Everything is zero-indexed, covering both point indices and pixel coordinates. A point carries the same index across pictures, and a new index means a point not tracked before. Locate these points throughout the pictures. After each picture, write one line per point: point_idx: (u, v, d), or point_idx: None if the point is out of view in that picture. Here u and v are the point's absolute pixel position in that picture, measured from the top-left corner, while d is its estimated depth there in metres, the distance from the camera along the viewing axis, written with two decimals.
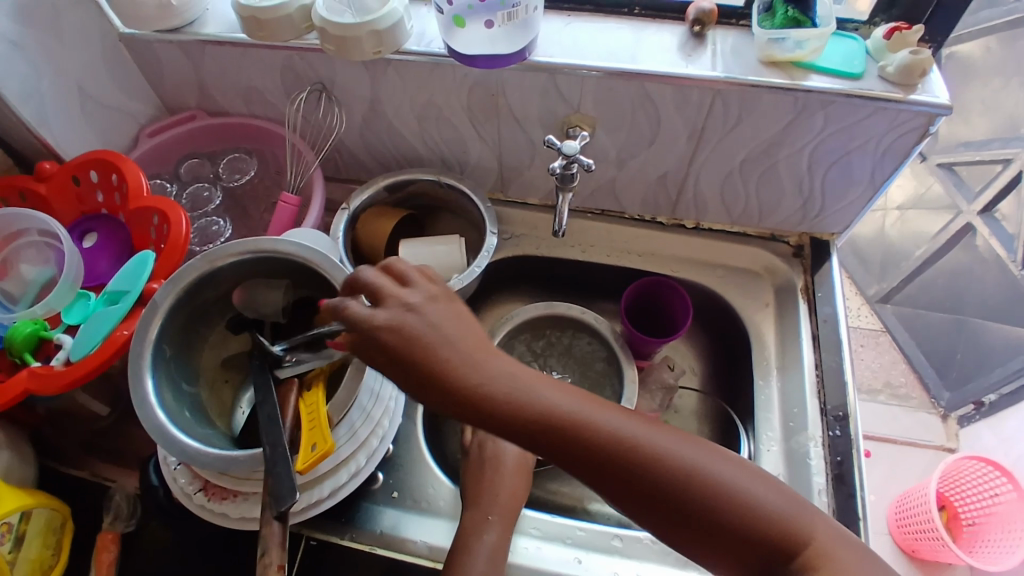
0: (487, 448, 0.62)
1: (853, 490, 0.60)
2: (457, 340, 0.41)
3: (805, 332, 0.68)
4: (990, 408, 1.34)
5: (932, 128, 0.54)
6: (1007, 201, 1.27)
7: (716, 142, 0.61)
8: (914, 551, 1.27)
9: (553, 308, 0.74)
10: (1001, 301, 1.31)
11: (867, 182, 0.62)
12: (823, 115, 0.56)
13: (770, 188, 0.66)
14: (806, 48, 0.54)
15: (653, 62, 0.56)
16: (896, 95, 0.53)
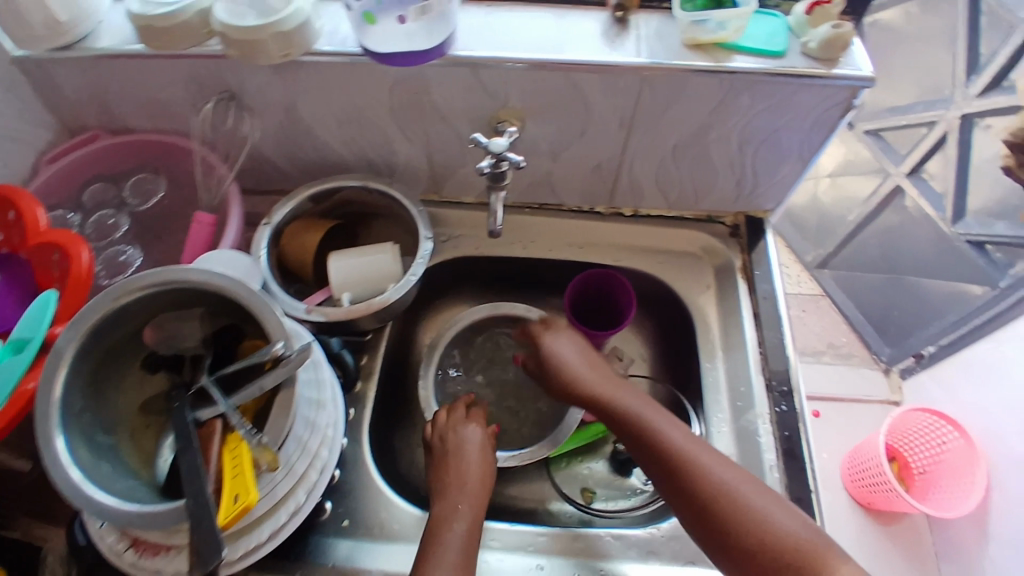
0: (449, 439, 0.60)
1: (803, 463, 0.60)
2: (572, 360, 0.63)
3: (746, 311, 0.68)
4: (929, 359, 1.41)
5: (857, 100, 0.55)
6: (934, 161, 1.31)
7: (647, 128, 0.60)
8: (869, 502, 1.33)
9: (498, 308, 0.72)
10: (932, 257, 1.36)
11: (798, 157, 0.62)
12: (750, 94, 0.55)
13: (704, 170, 0.65)
14: (728, 29, 0.53)
15: (578, 50, 0.54)
16: (819, 70, 0.53)
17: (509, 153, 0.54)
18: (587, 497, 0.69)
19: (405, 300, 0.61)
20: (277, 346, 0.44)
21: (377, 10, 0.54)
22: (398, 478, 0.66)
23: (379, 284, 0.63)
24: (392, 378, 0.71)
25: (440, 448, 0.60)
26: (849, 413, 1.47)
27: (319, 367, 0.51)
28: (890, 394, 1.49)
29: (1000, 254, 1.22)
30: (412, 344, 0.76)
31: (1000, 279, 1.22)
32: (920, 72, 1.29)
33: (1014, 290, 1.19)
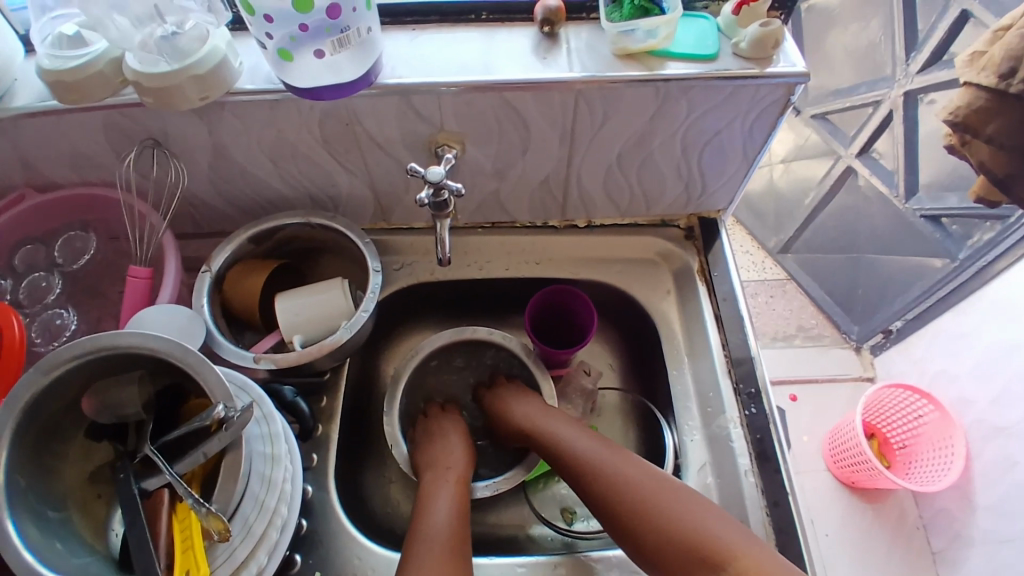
0: (433, 424, 0.68)
1: (777, 464, 0.60)
2: (517, 407, 0.65)
3: (707, 314, 0.68)
4: (898, 334, 1.43)
5: (793, 97, 0.55)
6: (882, 140, 1.33)
7: (590, 141, 0.59)
8: (853, 481, 1.34)
9: (461, 333, 0.69)
10: (889, 233, 1.38)
11: (741, 154, 0.62)
12: (686, 100, 0.55)
13: (651, 176, 0.65)
14: (657, 36, 0.52)
15: (509, 69, 0.53)
16: (752, 71, 0.52)
17: (448, 181, 0.53)
18: (570, 516, 0.68)
19: (358, 337, 0.59)
20: (217, 409, 0.43)
21: (291, 43, 0.47)
22: (372, 518, 0.65)
23: (330, 322, 0.61)
24: (356, 415, 0.69)
25: (423, 434, 0.67)
26: (824, 394, 1.48)
27: (272, 419, 0.50)
28: (862, 372, 1.51)
29: (956, 226, 1.23)
30: (375, 377, 0.74)
31: (959, 252, 1.22)
32: (860, 53, 1.31)
33: (973, 262, 1.20)
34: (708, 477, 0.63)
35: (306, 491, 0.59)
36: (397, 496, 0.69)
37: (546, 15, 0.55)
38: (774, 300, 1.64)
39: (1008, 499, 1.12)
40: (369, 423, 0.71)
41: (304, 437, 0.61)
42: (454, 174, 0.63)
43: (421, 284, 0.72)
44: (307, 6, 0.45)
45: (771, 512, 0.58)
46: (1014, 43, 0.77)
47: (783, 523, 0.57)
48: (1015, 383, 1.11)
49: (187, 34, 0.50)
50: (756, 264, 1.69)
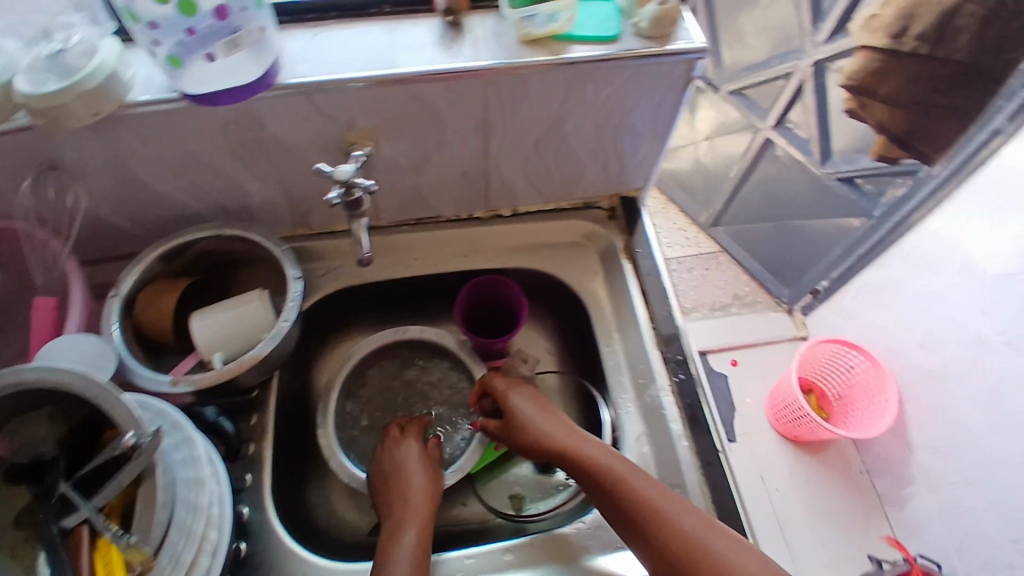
0: (385, 462, 0.69)
1: (706, 427, 0.69)
2: (539, 426, 0.68)
3: (635, 290, 0.76)
4: (825, 294, 1.51)
5: (695, 70, 0.59)
6: (796, 110, 1.41)
7: (503, 126, 0.63)
8: (796, 435, 1.40)
9: (402, 332, 0.78)
10: (809, 199, 1.48)
11: (652, 134, 0.68)
12: (592, 82, 0.59)
13: (568, 159, 0.70)
14: (557, 20, 0.56)
15: (415, 61, 0.56)
16: (653, 50, 0.57)
17: (359, 179, 0.57)
18: (518, 503, 0.75)
19: (282, 347, 0.61)
20: (127, 437, 0.42)
21: (180, 49, 0.49)
22: (308, 522, 0.68)
23: (251, 334, 0.64)
24: (291, 422, 0.71)
25: (383, 466, 0.69)
26: (764, 360, 1.55)
27: (192, 443, 0.50)
28: (796, 331, 1.60)
29: (869, 185, 1.29)
30: (309, 386, 0.77)
31: (873, 210, 1.30)
32: (768, 29, 1.38)
33: (887, 220, 1.24)
34: (644, 446, 0.71)
35: (244, 514, 0.60)
36: (343, 508, 0.73)
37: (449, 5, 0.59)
38: (709, 271, 1.75)
39: (942, 438, 1.17)
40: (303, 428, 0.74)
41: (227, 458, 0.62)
42: (370, 170, 0.66)
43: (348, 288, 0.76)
44: (191, 9, 0.47)
45: (705, 471, 0.67)
46: (903, 4, 0.89)
47: (715, 479, 0.67)
48: (942, 326, 1.16)
49: (74, 50, 0.48)
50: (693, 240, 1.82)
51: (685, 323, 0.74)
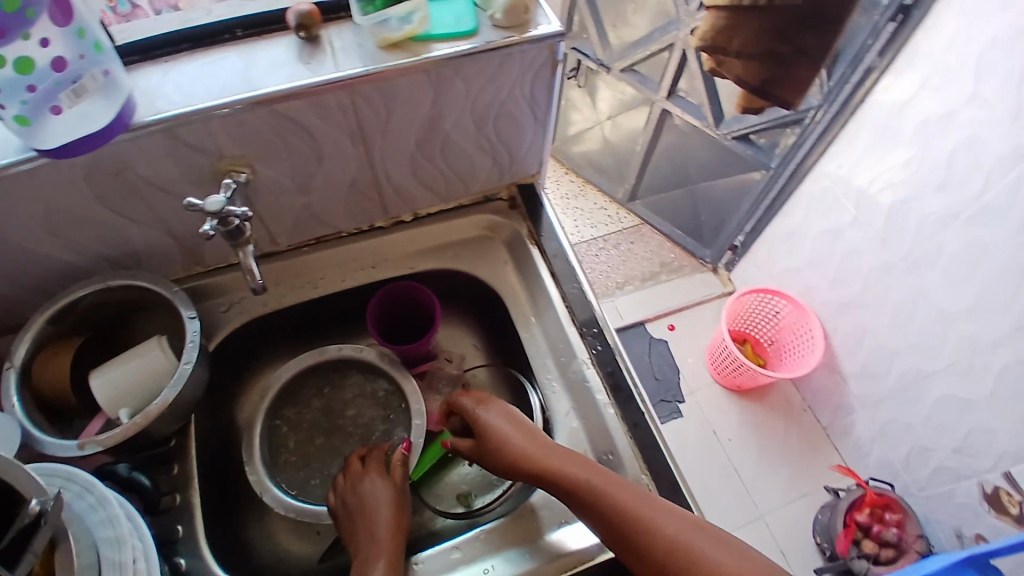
0: (350, 497, 0.75)
1: (628, 392, 0.80)
2: (509, 437, 0.74)
3: (544, 271, 0.89)
4: (742, 248, 1.79)
5: (557, 54, 0.74)
6: (683, 80, 1.54)
7: (379, 135, 0.76)
8: (738, 385, 1.66)
9: (326, 353, 0.83)
10: (713, 161, 1.66)
11: (530, 117, 0.83)
12: (460, 78, 0.72)
13: (457, 156, 0.84)
14: (411, 22, 0.68)
15: (276, 81, 0.66)
16: (513, 38, 0.71)
17: (232, 207, 0.67)
18: (466, 500, 0.84)
19: (185, 392, 0.71)
20: (32, 503, 0.47)
21: (27, 109, 0.56)
22: (233, 543, 0.77)
23: (153, 381, 0.74)
24: (212, 453, 0.80)
25: (351, 499, 0.75)
26: (695, 324, 1.81)
27: (105, 502, 0.58)
28: (724, 288, 1.88)
29: (763, 140, 1.51)
30: (232, 422, 0.87)
31: (770, 161, 1.52)
32: (646, 6, 1.48)
33: (785, 166, 1.50)
34: (573, 422, 0.83)
35: (179, 562, 0.68)
36: (287, 542, 0.82)
37: (302, 22, 0.69)
38: (635, 244, 1.98)
39: None
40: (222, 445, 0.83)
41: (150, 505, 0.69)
42: (249, 195, 0.76)
43: (251, 317, 0.86)
44: (29, 68, 0.55)
45: (633, 432, 0.78)
46: None
47: (643, 439, 0.78)
48: None
49: None
50: (616, 216, 2.04)
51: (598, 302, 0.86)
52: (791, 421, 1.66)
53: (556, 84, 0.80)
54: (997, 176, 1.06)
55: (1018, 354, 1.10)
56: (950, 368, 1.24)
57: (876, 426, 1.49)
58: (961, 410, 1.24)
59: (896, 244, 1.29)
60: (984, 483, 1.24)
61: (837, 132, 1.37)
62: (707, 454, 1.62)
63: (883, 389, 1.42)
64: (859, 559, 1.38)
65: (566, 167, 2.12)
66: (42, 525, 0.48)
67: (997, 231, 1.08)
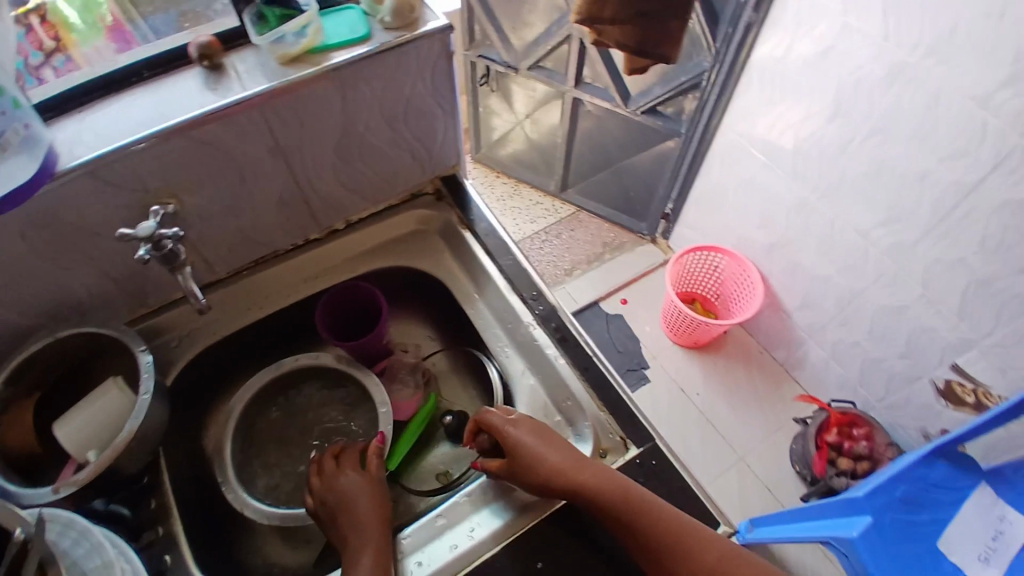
0: (330, 496, 0.75)
1: (576, 341, 0.85)
2: (539, 450, 0.73)
3: (478, 247, 0.93)
4: (674, 214, 1.87)
5: (450, 45, 0.80)
6: (587, 69, 1.63)
7: (295, 147, 0.79)
8: (695, 342, 1.72)
9: (282, 366, 0.86)
10: (630, 137, 1.75)
11: (437, 108, 0.88)
12: (361, 80, 0.76)
13: (376, 156, 0.88)
14: (306, 35, 0.73)
15: (186, 109, 0.69)
16: (406, 35, 0.76)
17: (163, 231, 0.69)
18: (445, 477, 0.89)
19: (148, 423, 0.72)
20: (15, 532, 0.49)
21: None
22: (221, 565, 0.78)
23: (113, 422, 0.76)
24: (187, 483, 0.81)
25: (328, 497, 0.75)
26: (645, 292, 1.88)
27: (89, 534, 0.59)
28: (664, 255, 1.96)
29: (671, 109, 1.60)
30: (204, 451, 0.89)
31: (680, 127, 1.61)
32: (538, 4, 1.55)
33: (695, 127, 1.58)
34: (529, 379, 0.88)
35: None
36: (276, 552, 0.84)
37: (203, 52, 0.72)
38: (575, 231, 2.04)
39: None
40: (196, 476, 0.84)
41: (135, 540, 0.72)
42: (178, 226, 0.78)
43: (201, 346, 0.87)
44: None
45: (586, 375, 0.82)
46: None
47: (596, 379, 0.82)
48: None
49: None
50: (553, 208, 2.10)
51: (531, 267, 0.91)
52: (751, 365, 1.73)
53: (453, 73, 0.84)
54: (881, 94, 1.13)
55: (936, 251, 1.18)
56: (877, 280, 1.32)
57: (828, 351, 1.56)
58: (896, 315, 1.33)
59: (805, 176, 1.37)
60: (935, 380, 1.34)
61: (733, 89, 1.44)
62: (680, 412, 1.67)
63: (826, 316, 1.50)
64: (839, 477, 1.46)
65: (497, 171, 2.18)
66: (27, 552, 0.49)
67: (887, 146, 1.17)
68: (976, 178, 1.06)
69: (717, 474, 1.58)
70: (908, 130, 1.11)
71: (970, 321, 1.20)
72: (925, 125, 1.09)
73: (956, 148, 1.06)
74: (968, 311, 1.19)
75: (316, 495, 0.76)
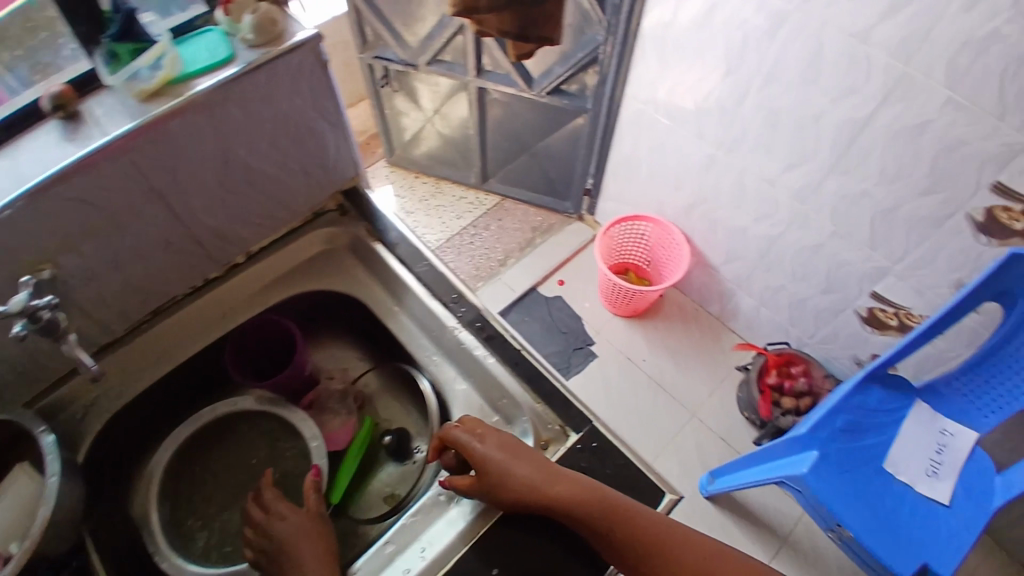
0: (269, 544, 0.72)
1: (503, 337, 0.84)
2: (508, 464, 0.72)
3: (392, 258, 0.90)
4: (596, 189, 1.88)
5: (323, 54, 0.77)
6: (485, 57, 1.61)
7: (174, 187, 0.75)
8: (635, 311, 1.75)
9: (200, 417, 0.84)
10: (539, 119, 1.74)
11: (323, 122, 0.85)
12: (231, 102, 0.73)
13: (267, 182, 0.85)
14: (162, 66, 0.70)
15: (45, 167, 0.64)
16: (273, 51, 0.72)
17: (35, 301, 0.66)
18: (393, 499, 0.89)
19: (63, 505, 0.69)
20: None
21: None
22: None
23: (28, 513, 0.72)
24: (116, 560, 0.78)
25: (266, 543, 0.72)
26: (579, 270, 1.89)
27: None
28: (592, 231, 1.98)
29: (574, 87, 1.59)
30: (135, 518, 0.85)
31: (586, 104, 1.60)
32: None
33: (599, 102, 1.59)
34: (461, 384, 0.87)
35: None
36: None
37: (57, 102, 0.67)
38: (503, 220, 2.03)
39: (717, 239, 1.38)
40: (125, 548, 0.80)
41: None
42: (60, 290, 0.73)
43: (111, 412, 0.83)
44: None
45: (518, 370, 0.82)
46: None
47: (527, 372, 0.81)
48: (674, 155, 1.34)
49: None
50: (477, 200, 2.08)
51: (447, 269, 0.89)
52: (690, 324, 1.77)
53: (333, 82, 0.81)
54: (767, 46, 1.14)
55: (842, 187, 1.22)
56: (790, 224, 1.36)
57: (756, 298, 1.61)
58: (815, 255, 1.37)
59: (709, 135, 1.39)
60: (858, 310, 1.40)
61: (629, 59, 1.44)
62: (629, 380, 1.69)
63: (750, 265, 1.54)
64: (785, 416, 1.51)
65: (415, 172, 2.13)
66: None
67: (780, 96, 1.19)
68: (866, 115, 1.09)
69: (673, 437, 1.61)
70: (797, 77, 1.13)
71: (880, 249, 1.25)
72: (810, 71, 1.11)
73: (843, 89, 1.09)
74: (877, 240, 1.24)
75: (257, 541, 0.73)
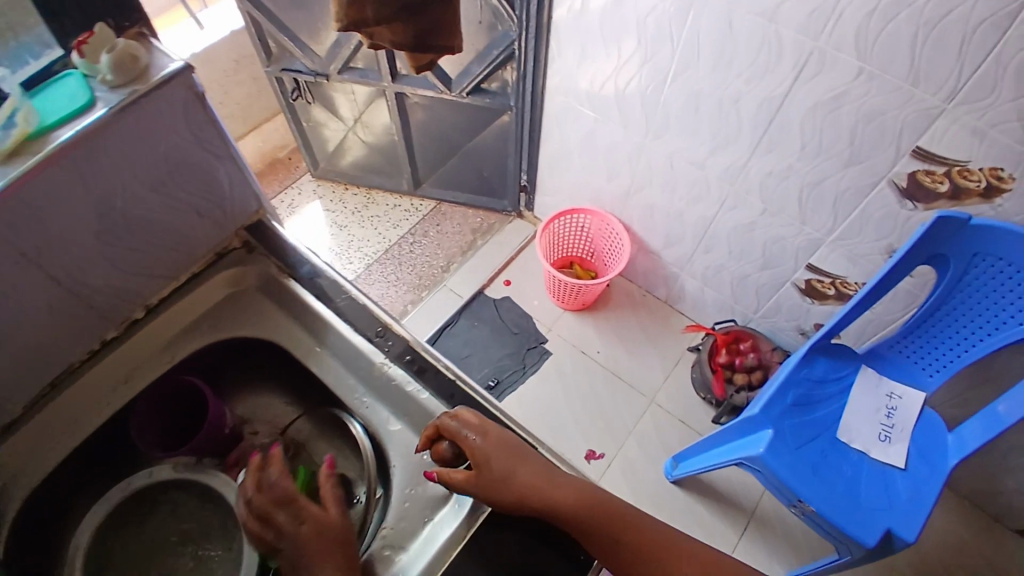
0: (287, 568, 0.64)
1: (433, 367, 0.80)
2: (510, 467, 0.70)
3: (308, 294, 0.85)
4: (531, 185, 1.84)
5: (196, 85, 0.71)
6: (399, 62, 1.55)
7: (48, 249, 0.68)
8: (583, 304, 1.72)
9: (128, 485, 0.76)
10: (463, 119, 1.69)
11: (209, 156, 0.78)
12: (99, 151, 0.66)
13: (153, 227, 0.78)
14: (16, 123, 0.61)
15: None
16: (139, 88, 0.66)
17: None
18: None
19: None
20: None
21: None
22: None
23: None
24: None
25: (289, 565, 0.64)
26: (523, 267, 1.86)
27: None
28: (533, 227, 1.94)
29: (495, 85, 1.54)
30: None
31: (509, 100, 1.56)
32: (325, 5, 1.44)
33: (521, 98, 1.54)
34: (398, 424, 0.80)
35: None
36: None
37: None
38: (441, 225, 1.97)
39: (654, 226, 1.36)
40: None
41: None
42: None
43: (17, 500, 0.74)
44: None
45: (452, 402, 0.78)
46: None
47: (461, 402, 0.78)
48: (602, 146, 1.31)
49: None
50: (411, 207, 2.01)
51: (365, 298, 0.85)
52: (639, 311, 1.75)
53: (215, 115, 0.76)
54: (677, 29, 1.12)
55: (769, 165, 1.20)
56: (723, 204, 1.35)
57: (699, 279, 1.60)
58: (752, 233, 1.37)
59: (634, 123, 1.37)
60: (797, 282, 1.40)
61: (545, 52, 1.40)
62: (584, 373, 1.66)
63: (689, 247, 1.53)
64: (739, 393, 1.52)
65: (344, 183, 2.02)
66: None
67: (698, 79, 1.17)
68: (783, 92, 1.07)
69: (634, 428, 1.59)
70: (710, 59, 1.11)
71: (811, 222, 1.25)
72: (724, 52, 1.09)
73: (757, 68, 1.07)
74: (808, 213, 1.23)
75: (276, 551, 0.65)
